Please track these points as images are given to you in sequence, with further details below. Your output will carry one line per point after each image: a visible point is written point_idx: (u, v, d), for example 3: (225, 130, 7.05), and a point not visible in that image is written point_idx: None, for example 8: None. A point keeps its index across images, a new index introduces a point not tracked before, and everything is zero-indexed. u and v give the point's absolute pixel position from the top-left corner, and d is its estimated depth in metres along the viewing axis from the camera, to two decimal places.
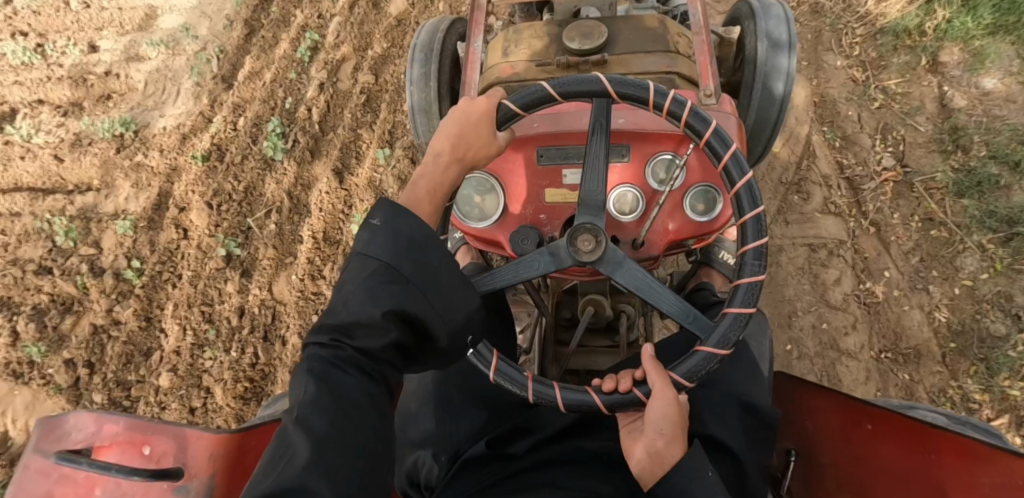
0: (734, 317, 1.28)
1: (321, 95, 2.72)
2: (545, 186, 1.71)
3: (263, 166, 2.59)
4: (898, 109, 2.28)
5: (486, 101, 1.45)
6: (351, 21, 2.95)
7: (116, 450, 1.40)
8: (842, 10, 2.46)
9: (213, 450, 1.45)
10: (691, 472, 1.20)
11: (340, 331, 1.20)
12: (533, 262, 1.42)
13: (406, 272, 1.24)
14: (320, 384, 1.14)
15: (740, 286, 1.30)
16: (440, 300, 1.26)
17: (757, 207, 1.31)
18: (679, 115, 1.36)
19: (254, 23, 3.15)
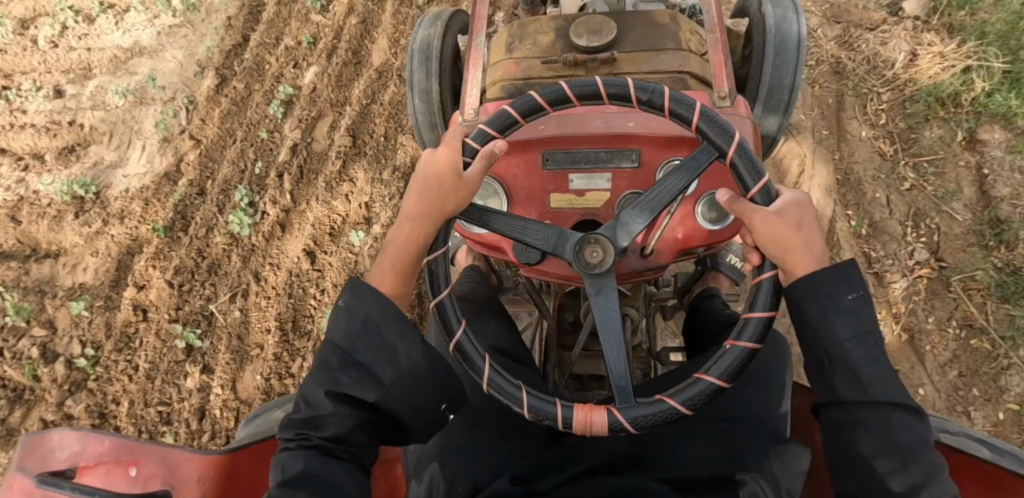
0: (705, 121, 1.34)
1: (294, 159, 2.50)
2: (550, 192, 1.62)
3: (229, 242, 2.39)
4: (932, 194, 2.10)
5: (447, 152, 1.38)
6: (328, 72, 2.72)
7: (100, 471, 1.36)
8: (866, 72, 2.24)
9: (202, 473, 1.41)
10: (832, 271, 1.23)
11: (307, 423, 1.27)
12: (607, 306, 1.36)
13: (357, 353, 1.28)
14: (297, 473, 1.20)
15: (686, 116, 1.35)
16: (395, 367, 1.28)
17: (758, 171, 1.31)
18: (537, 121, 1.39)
19: (225, 71, 2.92)
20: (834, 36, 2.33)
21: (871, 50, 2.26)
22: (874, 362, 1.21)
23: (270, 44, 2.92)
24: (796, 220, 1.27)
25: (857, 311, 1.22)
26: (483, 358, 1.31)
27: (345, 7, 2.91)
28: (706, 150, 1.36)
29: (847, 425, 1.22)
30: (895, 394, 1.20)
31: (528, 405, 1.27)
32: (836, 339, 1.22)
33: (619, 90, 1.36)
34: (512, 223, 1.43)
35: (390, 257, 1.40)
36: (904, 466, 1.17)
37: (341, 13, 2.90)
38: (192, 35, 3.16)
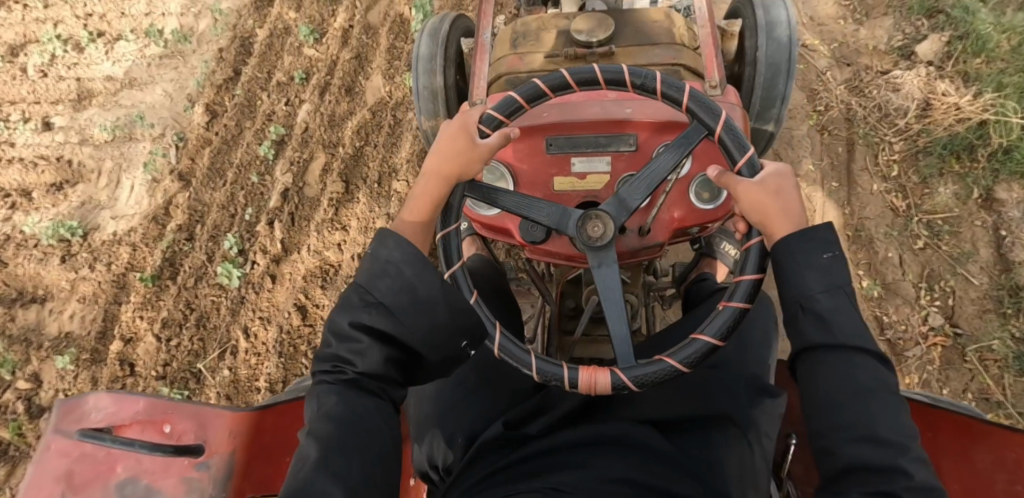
0: (699, 102, 1.41)
1: (285, 205, 2.43)
2: (553, 175, 1.71)
3: (217, 293, 2.33)
4: (947, 255, 2.03)
5: (462, 120, 1.48)
6: (320, 110, 2.64)
7: (137, 428, 1.50)
8: (877, 120, 2.19)
9: (231, 428, 1.55)
10: (804, 237, 1.26)
11: (341, 359, 1.32)
12: (607, 276, 1.44)
13: (382, 295, 1.32)
14: (331, 407, 1.27)
15: (684, 100, 1.42)
16: (415, 304, 1.31)
17: (745, 146, 1.37)
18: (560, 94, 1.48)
19: (216, 107, 2.84)
20: (842, 78, 2.30)
21: (883, 97, 2.20)
22: (843, 313, 1.21)
23: (262, 79, 2.84)
24: (773, 184, 1.32)
25: (833, 268, 1.23)
26: (496, 327, 1.41)
27: (340, 41, 2.85)
28: (698, 127, 1.43)
29: (814, 367, 1.21)
30: (859, 336, 1.20)
31: (538, 366, 1.36)
32: (805, 292, 1.23)
33: (614, 77, 1.44)
34: (519, 204, 1.50)
35: (412, 206, 1.46)
36: (863, 405, 1.15)
37: (336, 47, 2.83)
38: (182, 66, 3.08)
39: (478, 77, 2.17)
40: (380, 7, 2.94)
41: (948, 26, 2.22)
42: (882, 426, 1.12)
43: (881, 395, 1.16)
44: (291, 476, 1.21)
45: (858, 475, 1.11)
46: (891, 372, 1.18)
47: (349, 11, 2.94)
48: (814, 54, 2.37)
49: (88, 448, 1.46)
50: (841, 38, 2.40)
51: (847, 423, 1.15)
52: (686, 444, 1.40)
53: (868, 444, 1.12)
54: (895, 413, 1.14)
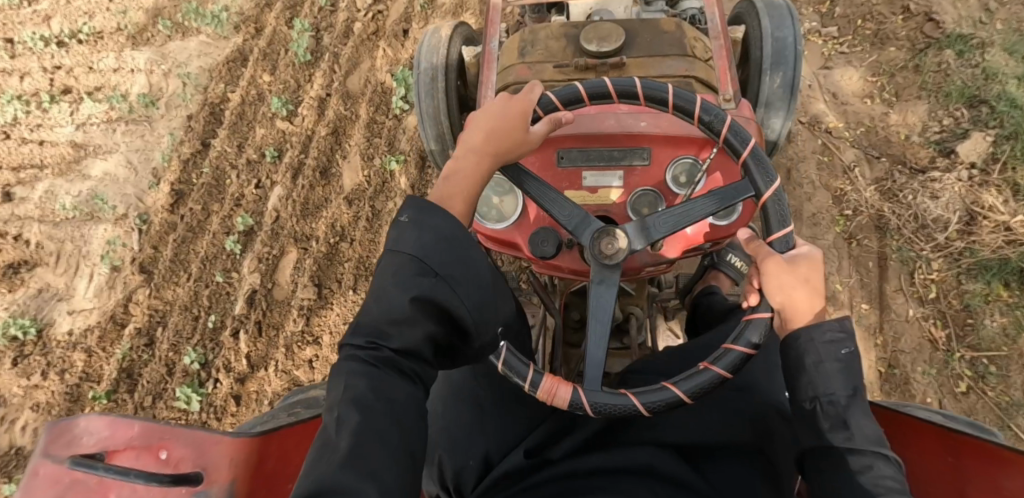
0: (757, 161, 1.28)
1: (252, 312, 2.22)
2: (564, 189, 1.63)
3: (177, 418, 2.13)
4: (994, 404, 1.82)
5: (524, 100, 1.33)
6: (292, 197, 2.39)
7: (131, 455, 1.15)
8: (913, 232, 1.98)
9: (235, 456, 1.21)
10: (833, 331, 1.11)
11: (376, 332, 1.09)
12: (602, 302, 1.29)
13: (435, 262, 1.10)
14: (364, 387, 1.05)
15: (741, 152, 1.28)
16: (468, 278, 1.11)
17: (789, 226, 1.22)
18: (628, 93, 1.34)
19: (182, 185, 2.60)
20: (872, 176, 2.08)
21: (920, 205, 1.99)
22: (859, 410, 1.09)
23: (230, 153, 2.59)
24: (803, 269, 1.16)
25: (851, 365, 1.10)
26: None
27: (315, 116, 2.58)
28: (748, 185, 1.29)
29: (832, 465, 1.08)
30: (879, 440, 1.08)
31: (504, 366, 1.23)
32: (825, 390, 1.09)
33: (686, 104, 1.32)
34: (551, 199, 1.36)
35: (454, 184, 1.25)
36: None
37: (311, 120, 2.58)
38: (148, 134, 2.82)
39: (485, 86, 2.09)
40: (360, 71, 2.69)
41: (993, 121, 2.04)
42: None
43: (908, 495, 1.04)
44: (314, 463, 1.01)
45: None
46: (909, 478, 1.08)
47: (326, 76, 2.69)
48: (841, 144, 2.16)
49: (81, 476, 1.11)
50: (868, 121, 2.19)
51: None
52: (718, 483, 1.27)
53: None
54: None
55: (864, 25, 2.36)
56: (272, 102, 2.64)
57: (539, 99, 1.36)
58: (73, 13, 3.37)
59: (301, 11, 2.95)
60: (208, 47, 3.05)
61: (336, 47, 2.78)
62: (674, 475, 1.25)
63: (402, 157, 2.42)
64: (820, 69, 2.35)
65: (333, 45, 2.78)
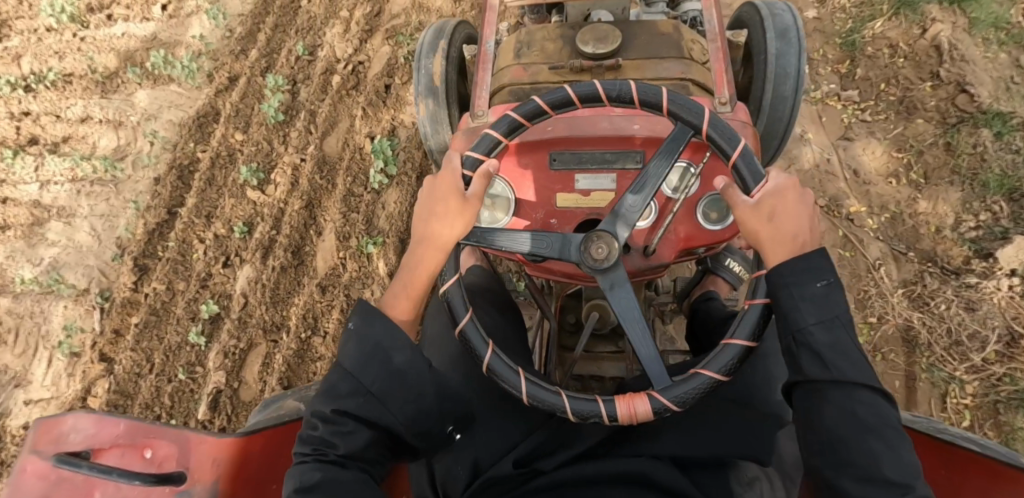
0: (674, 101, 1.28)
1: (217, 417, 2.05)
2: (556, 192, 1.50)
3: None
4: None
5: (449, 175, 1.31)
6: (262, 281, 2.19)
7: (116, 453, 1.25)
8: (945, 348, 1.80)
9: (216, 458, 1.30)
10: (806, 263, 1.15)
11: (324, 441, 1.19)
12: (623, 299, 1.30)
13: (369, 381, 1.22)
14: (314, 483, 1.13)
15: (665, 106, 1.28)
16: (403, 386, 1.23)
17: (737, 147, 1.24)
18: (537, 110, 1.32)
19: (147, 259, 2.41)
20: (900, 277, 1.91)
21: (954, 317, 1.81)
22: (842, 351, 1.12)
23: (198, 224, 2.38)
24: (767, 207, 1.20)
25: (827, 297, 1.14)
26: (517, 372, 1.26)
27: (287, 186, 2.36)
28: (684, 129, 1.29)
29: (812, 399, 1.14)
30: (859, 370, 1.12)
31: (573, 406, 1.22)
32: (799, 325, 1.14)
33: (589, 94, 1.29)
34: (517, 241, 1.35)
35: (404, 281, 1.36)
36: (863, 441, 1.08)
37: (283, 190, 2.36)
38: (114, 198, 2.61)
39: (480, 86, 1.92)
40: (338, 131, 2.47)
41: None
42: (882, 466, 1.06)
43: (890, 428, 1.09)
44: None
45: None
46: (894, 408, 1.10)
47: (302, 137, 2.47)
48: (866, 237, 1.97)
49: (67, 473, 1.20)
50: (893, 206, 2.00)
51: (854, 462, 1.08)
52: (708, 488, 1.35)
53: (872, 484, 1.06)
54: (896, 450, 1.07)
55: (887, 89, 2.18)
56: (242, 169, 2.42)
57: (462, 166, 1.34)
58: (44, 53, 3.19)
59: (278, 64, 2.74)
60: (178, 96, 2.83)
61: (312, 104, 2.55)
62: (667, 485, 1.31)
63: (381, 240, 2.22)
64: (839, 139, 2.16)
65: (309, 101, 2.56)
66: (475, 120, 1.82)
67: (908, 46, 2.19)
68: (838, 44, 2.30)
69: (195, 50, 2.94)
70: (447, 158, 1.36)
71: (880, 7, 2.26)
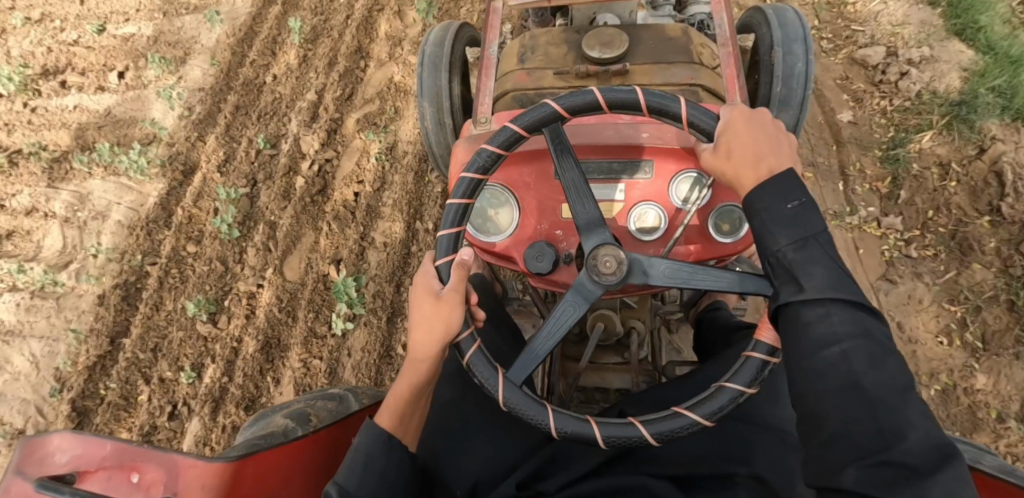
0: (512, 125, 1.26)
1: None
2: (561, 202, 1.45)
3: None
4: None
5: (421, 290, 1.24)
6: (211, 445, 1.92)
7: (101, 478, 1.06)
8: None
9: (208, 483, 1.10)
10: (771, 188, 1.10)
11: None
12: (664, 267, 1.25)
13: (355, 487, 1.18)
14: None
15: (516, 128, 1.26)
16: (386, 484, 1.21)
17: (592, 88, 1.23)
18: (452, 223, 1.27)
19: (89, 399, 2.12)
20: None
21: None
22: (816, 264, 1.03)
23: (143, 360, 2.08)
24: (724, 147, 1.18)
25: (800, 216, 1.07)
26: (680, 412, 1.14)
27: (242, 319, 2.07)
28: (553, 126, 1.28)
29: (793, 321, 1.04)
30: (837, 285, 1.02)
31: (744, 381, 1.14)
32: (773, 248, 1.07)
33: (471, 182, 1.27)
34: (550, 333, 1.26)
35: (392, 394, 1.29)
36: (842, 359, 0.98)
37: (237, 324, 2.07)
38: (54, 315, 2.29)
39: (483, 93, 1.80)
40: (300, 250, 2.15)
41: None
42: (865, 380, 0.96)
43: (871, 342, 0.98)
44: None
45: (849, 456, 0.93)
46: (880, 325, 0.99)
47: (259, 256, 2.15)
48: None
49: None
50: (944, 376, 1.72)
51: (833, 391, 0.97)
52: None
53: (850, 395, 0.96)
54: (877, 360, 0.97)
55: (936, 218, 1.87)
56: (188, 304, 2.11)
57: (438, 274, 1.26)
58: None
59: (236, 160, 2.40)
60: (126, 190, 2.49)
61: (272, 215, 2.22)
62: None
63: None
64: (877, 281, 1.85)
65: (269, 210, 2.23)
66: (476, 127, 1.69)
67: (961, 167, 1.88)
68: (878, 157, 1.98)
69: (151, 139, 2.63)
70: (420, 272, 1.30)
71: (932, 116, 1.94)
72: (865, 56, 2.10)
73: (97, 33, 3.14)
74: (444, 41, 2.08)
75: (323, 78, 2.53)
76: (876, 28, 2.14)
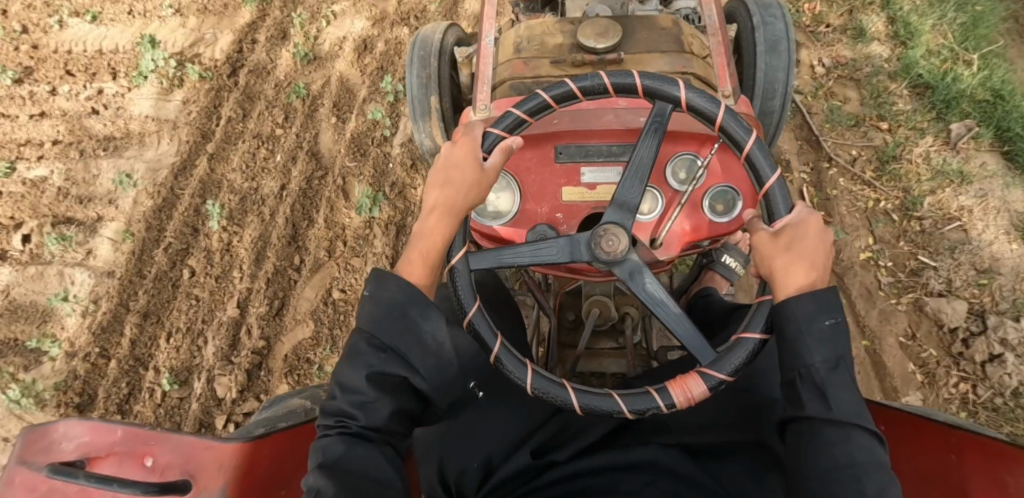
0: (648, 78, 1.21)
1: None
2: (561, 186, 1.40)
3: None
4: None
5: (470, 145, 1.21)
6: None
7: (114, 462, 1.10)
8: None
9: (224, 463, 1.15)
10: (812, 301, 1.06)
11: (345, 412, 1.11)
12: (646, 285, 1.21)
13: (384, 335, 1.13)
14: (336, 458, 1.06)
15: (643, 81, 1.21)
16: (422, 346, 1.15)
17: (721, 104, 1.20)
18: (523, 111, 1.25)
19: None
20: None
21: None
22: (847, 389, 1.03)
23: None
24: (785, 238, 1.11)
25: (834, 336, 1.05)
26: (563, 385, 1.16)
27: None
28: (662, 105, 1.23)
29: (812, 435, 1.04)
30: (860, 413, 1.03)
31: (628, 404, 1.14)
32: (806, 361, 1.05)
33: (563, 94, 1.24)
34: (524, 253, 1.25)
35: (418, 249, 1.19)
36: (854, 483, 0.99)
37: None
38: None
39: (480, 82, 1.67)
40: None
41: None
42: None
43: (884, 473, 0.99)
44: None
45: None
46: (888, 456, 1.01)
47: None
48: None
49: (61, 485, 1.05)
50: None
51: None
52: (726, 480, 1.25)
53: None
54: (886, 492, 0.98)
55: None
56: None
57: (483, 140, 1.24)
58: None
59: (139, 399, 1.95)
60: (12, 423, 2.06)
61: None
62: (680, 474, 1.25)
63: None
64: None
65: None
66: (475, 115, 1.61)
67: None
68: None
69: (38, 357, 2.14)
70: (467, 129, 1.26)
71: None
72: (940, 310, 1.70)
73: (4, 174, 2.60)
74: (430, 53, 2.00)
75: (247, 281, 2.05)
76: (954, 268, 1.73)
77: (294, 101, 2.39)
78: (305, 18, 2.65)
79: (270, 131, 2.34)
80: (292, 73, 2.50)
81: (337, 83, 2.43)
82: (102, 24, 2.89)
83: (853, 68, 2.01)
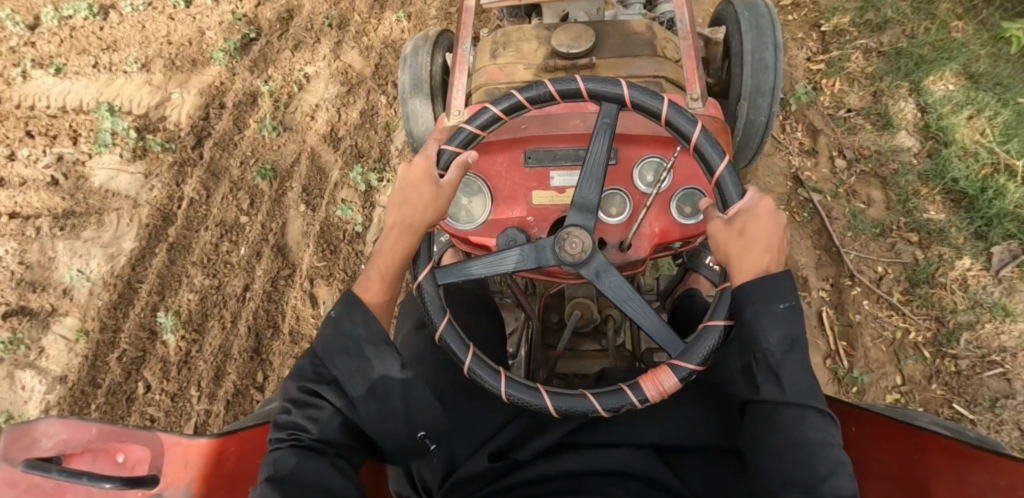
0: (590, 84, 1.16)
1: None
2: (532, 189, 1.31)
3: None
4: None
5: (424, 162, 1.16)
6: None
7: (86, 459, 1.03)
8: None
9: (194, 459, 1.10)
10: (766, 285, 1.04)
11: (297, 425, 1.05)
12: (614, 284, 1.15)
13: (337, 363, 1.09)
14: (287, 472, 0.99)
15: (585, 86, 1.16)
16: (370, 379, 1.08)
17: (663, 99, 1.15)
18: (475, 125, 1.19)
19: None
20: None
21: None
22: (800, 370, 1.04)
23: None
24: (738, 224, 1.08)
25: (790, 318, 1.04)
26: (537, 390, 1.10)
27: None
28: (609, 106, 1.17)
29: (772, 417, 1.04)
30: (813, 394, 1.04)
31: (603, 402, 1.08)
32: (761, 344, 1.04)
33: (511, 106, 1.18)
34: (489, 263, 1.17)
35: (378, 262, 1.16)
36: (809, 462, 0.99)
37: None
38: None
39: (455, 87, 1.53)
40: None
41: None
42: (831, 484, 0.97)
43: (835, 450, 1.01)
44: None
45: None
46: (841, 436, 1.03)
47: None
48: None
49: (35, 482, 0.98)
50: None
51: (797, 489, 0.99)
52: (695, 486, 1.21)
53: None
54: (841, 470, 0.99)
55: None
56: None
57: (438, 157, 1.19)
58: None
59: None
60: None
61: None
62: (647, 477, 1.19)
63: None
64: None
65: None
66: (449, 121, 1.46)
67: None
68: None
69: None
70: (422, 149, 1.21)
71: None
72: None
73: None
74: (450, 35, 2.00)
75: (204, 402, 1.95)
76: (995, 427, 1.66)
77: (259, 184, 2.21)
78: (276, 84, 2.41)
79: (233, 220, 2.17)
80: (257, 147, 2.29)
81: (307, 161, 2.25)
82: (67, 77, 2.51)
83: (878, 162, 1.90)
